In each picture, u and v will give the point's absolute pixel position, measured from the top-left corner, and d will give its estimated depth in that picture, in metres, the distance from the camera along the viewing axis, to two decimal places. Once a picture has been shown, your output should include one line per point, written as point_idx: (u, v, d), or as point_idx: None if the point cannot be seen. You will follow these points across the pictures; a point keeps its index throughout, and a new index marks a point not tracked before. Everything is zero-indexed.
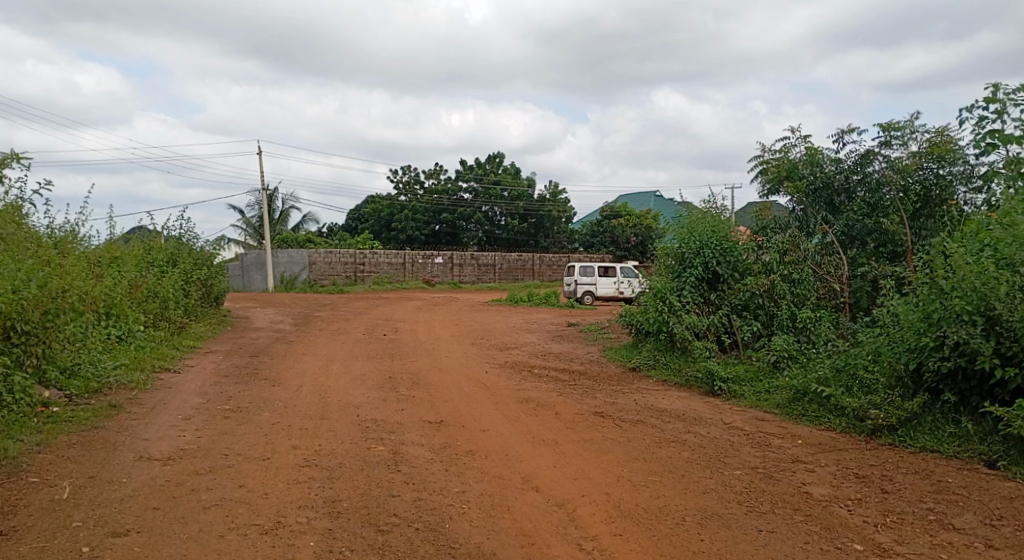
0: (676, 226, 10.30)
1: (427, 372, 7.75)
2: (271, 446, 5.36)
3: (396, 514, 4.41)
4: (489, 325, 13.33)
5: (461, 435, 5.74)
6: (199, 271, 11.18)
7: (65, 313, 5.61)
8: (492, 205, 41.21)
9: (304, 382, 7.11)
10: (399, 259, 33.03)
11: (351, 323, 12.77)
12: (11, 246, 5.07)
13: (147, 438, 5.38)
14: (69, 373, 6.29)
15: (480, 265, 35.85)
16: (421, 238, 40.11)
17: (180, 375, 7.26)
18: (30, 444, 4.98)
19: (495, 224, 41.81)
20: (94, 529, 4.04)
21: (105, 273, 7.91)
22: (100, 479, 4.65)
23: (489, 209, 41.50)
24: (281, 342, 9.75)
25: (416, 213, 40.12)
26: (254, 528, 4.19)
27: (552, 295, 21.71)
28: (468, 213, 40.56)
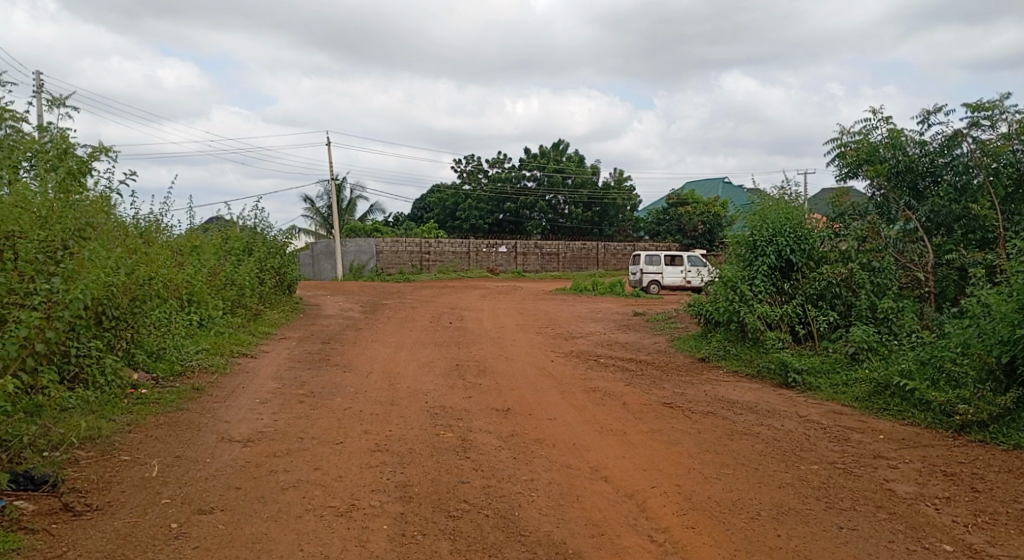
0: (747, 214, 10.03)
1: (494, 360, 7.80)
2: (343, 430, 5.49)
3: (466, 500, 4.46)
4: (554, 313, 13.31)
5: (529, 423, 5.76)
6: (273, 259, 11.56)
7: (151, 299, 5.88)
8: (555, 193, 41.07)
9: (375, 369, 7.26)
10: (462, 247, 33.34)
11: (418, 310, 12.96)
12: (101, 235, 5.31)
13: (228, 420, 5.58)
14: (156, 356, 6.57)
15: (544, 253, 36.12)
16: (485, 227, 40.53)
17: (257, 360, 7.51)
18: (122, 424, 5.23)
19: (558, 213, 41.69)
20: (182, 506, 4.24)
21: (187, 262, 8.24)
22: (186, 458, 4.86)
23: (553, 197, 41.22)
24: (351, 329, 9.98)
25: (480, 202, 40.56)
26: (330, 510, 4.30)
27: (618, 284, 21.53)
28: (531, 201, 40.73)
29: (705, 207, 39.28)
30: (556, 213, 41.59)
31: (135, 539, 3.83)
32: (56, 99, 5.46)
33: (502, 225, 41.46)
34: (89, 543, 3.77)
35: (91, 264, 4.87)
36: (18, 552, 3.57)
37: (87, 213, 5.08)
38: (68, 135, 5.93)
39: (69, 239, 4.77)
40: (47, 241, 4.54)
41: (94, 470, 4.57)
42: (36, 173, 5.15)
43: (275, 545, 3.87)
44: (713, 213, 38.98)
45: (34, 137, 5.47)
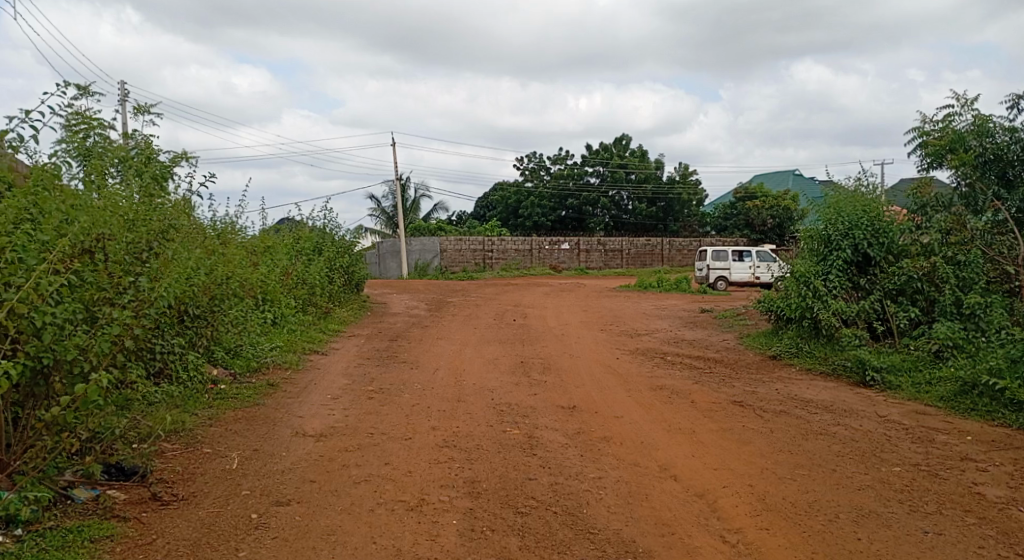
0: (820, 206, 9.80)
1: (559, 357, 7.79)
2: (412, 426, 5.58)
3: (534, 496, 4.47)
4: (620, 311, 13.21)
5: (595, 420, 5.72)
6: (342, 259, 11.85)
7: (229, 298, 6.13)
8: (620, 189, 40.92)
9: (441, 365, 7.36)
10: (525, 245, 33.39)
11: (482, 308, 13.08)
12: (184, 238, 5.56)
13: (301, 415, 5.76)
14: (234, 353, 6.82)
15: (608, 250, 35.81)
16: (548, 224, 40.50)
17: (328, 357, 7.71)
18: (204, 418, 5.46)
19: (621, 209, 41.52)
20: (261, 498, 4.40)
21: (261, 261, 8.50)
22: (264, 451, 5.03)
23: (616, 191, 40.95)
24: (417, 326, 10.14)
25: (542, 199, 40.63)
26: (401, 504, 4.38)
27: (684, 280, 21.21)
28: (594, 197, 40.35)
29: (774, 200, 38.08)
30: (619, 209, 41.43)
31: (218, 528, 4.02)
32: (140, 107, 5.71)
33: (564, 223, 41.27)
34: (176, 531, 3.97)
35: (172, 265, 5.10)
36: (110, 538, 3.82)
37: (169, 216, 5.31)
38: (152, 142, 6.19)
39: (154, 240, 5.00)
40: (135, 243, 4.77)
41: (180, 462, 4.80)
42: (124, 178, 5.40)
43: (349, 537, 3.97)
44: (783, 205, 37.68)
45: (121, 144, 5.74)
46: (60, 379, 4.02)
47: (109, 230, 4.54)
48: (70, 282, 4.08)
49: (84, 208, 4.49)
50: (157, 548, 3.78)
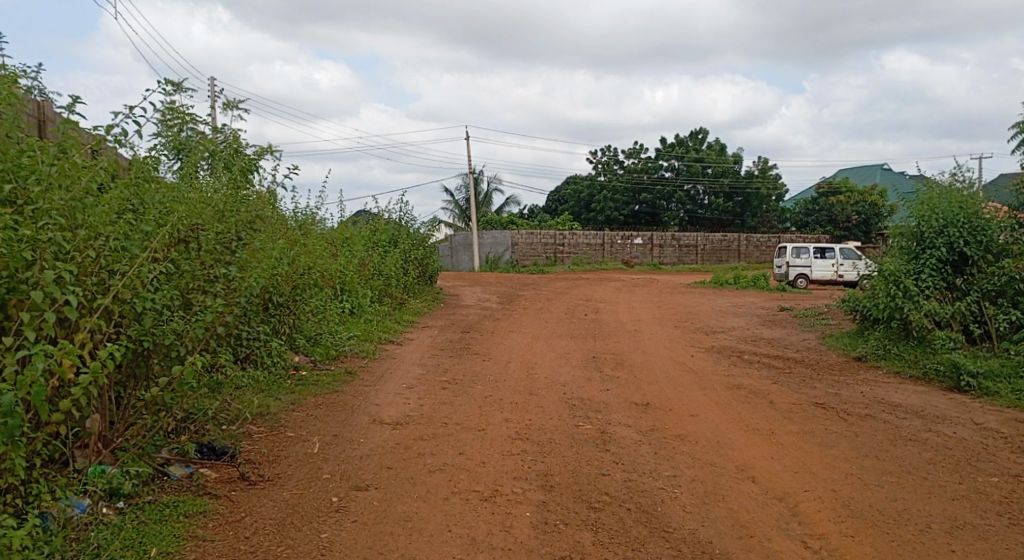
0: (910, 202, 9.31)
1: (631, 353, 7.72)
2: (485, 417, 5.63)
3: (608, 492, 4.44)
4: (695, 307, 12.98)
5: (669, 418, 5.65)
6: (416, 251, 12.07)
7: (309, 289, 6.35)
8: (695, 184, 40.29)
9: (513, 358, 7.40)
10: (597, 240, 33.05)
11: (553, 302, 13.07)
12: (269, 228, 5.79)
13: (377, 403, 5.89)
14: (314, 340, 7.02)
15: (682, 247, 35.31)
16: (621, 219, 40.03)
17: (403, 347, 7.87)
18: (287, 402, 5.66)
19: (698, 203, 40.81)
20: (340, 482, 4.53)
21: (340, 251, 8.72)
22: (343, 437, 5.17)
23: (691, 184, 40.17)
24: (489, 319, 10.23)
25: (615, 193, 40.28)
26: (475, 494, 4.43)
27: (762, 277, 20.67)
28: (667, 192, 39.91)
29: (860, 196, 37.81)
30: (695, 203, 40.71)
31: (302, 510, 4.17)
32: (229, 102, 5.93)
33: (638, 217, 40.72)
34: (263, 510, 4.16)
35: (259, 254, 5.35)
36: (203, 515, 4.04)
37: (256, 206, 5.52)
38: (239, 135, 6.41)
39: (242, 229, 5.20)
40: (224, 233, 4.98)
41: (265, 444, 4.99)
42: (214, 170, 5.63)
43: (425, 524, 4.04)
44: (870, 202, 37.64)
45: (211, 138, 5.97)
46: (159, 361, 4.31)
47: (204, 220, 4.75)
48: (166, 270, 4.30)
49: (182, 201, 4.80)
50: (245, 525, 3.97)
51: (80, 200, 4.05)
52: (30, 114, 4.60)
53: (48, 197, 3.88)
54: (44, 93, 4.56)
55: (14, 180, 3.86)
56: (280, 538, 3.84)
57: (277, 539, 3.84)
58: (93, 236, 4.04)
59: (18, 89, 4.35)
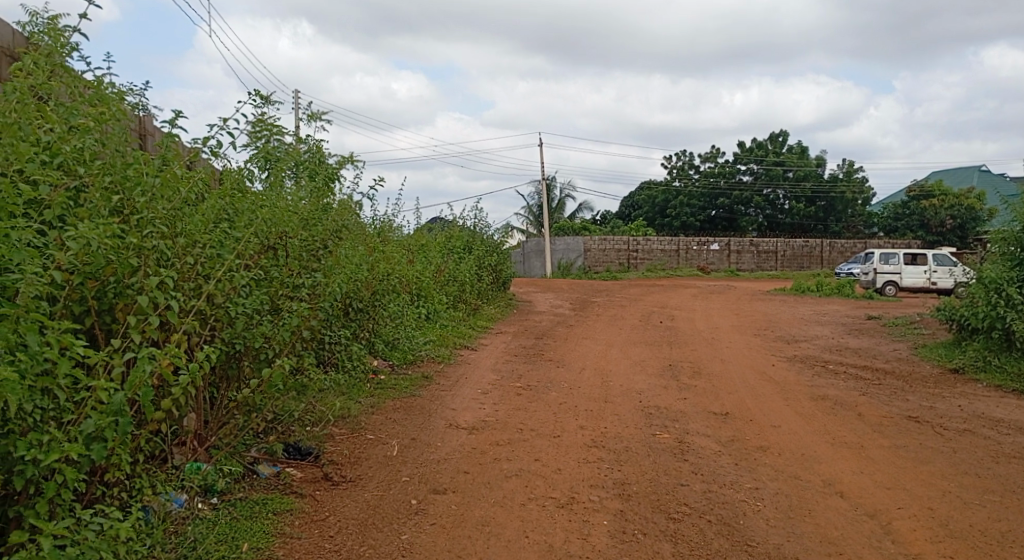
0: (1013, 205, 8.74)
1: (709, 362, 7.56)
2: (560, 424, 5.61)
3: (687, 503, 4.35)
4: (776, 315, 12.60)
5: (750, 428, 5.50)
6: (491, 257, 12.21)
7: (387, 294, 6.51)
8: (774, 188, 39.70)
9: (587, 365, 7.37)
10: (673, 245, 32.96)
11: (627, 309, 12.96)
12: (350, 234, 5.96)
13: (454, 407, 5.96)
14: (392, 345, 7.19)
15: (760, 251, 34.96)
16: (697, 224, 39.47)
17: (477, 352, 7.96)
18: (367, 406, 5.81)
19: (778, 208, 40.20)
20: (419, 485, 4.61)
21: (416, 258, 8.89)
22: (420, 440, 5.26)
23: (772, 189, 39.71)
24: (563, 325, 10.22)
25: (692, 198, 39.74)
26: (551, 500, 4.43)
27: (847, 283, 19.88)
28: (746, 197, 39.29)
29: (956, 198, 36.19)
30: (776, 207, 40.05)
31: (383, 511, 4.26)
32: (312, 113, 6.13)
33: (714, 222, 39.95)
34: (346, 510, 4.27)
35: (340, 260, 5.52)
36: (290, 512, 4.19)
37: (339, 215, 5.70)
38: (321, 145, 6.61)
39: (329, 238, 5.42)
40: (309, 241, 5.15)
41: (347, 446, 5.13)
42: (298, 180, 5.83)
43: (502, 529, 4.06)
44: (967, 204, 35.84)
45: (296, 147, 6.17)
46: (249, 363, 4.51)
47: (291, 227, 4.93)
48: (256, 276, 4.49)
49: (271, 210, 4.98)
50: (329, 524, 4.09)
51: (179, 210, 4.29)
52: (135, 129, 4.88)
53: (151, 207, 4.11)
54: (147, 109, 4.83)
55: (121, 192, 4.12)
56: (363, 538, 3.93)
57: (360, 539, 3.93)
58: (191, 243, 4.29)
59: (126, 106, 4.64)
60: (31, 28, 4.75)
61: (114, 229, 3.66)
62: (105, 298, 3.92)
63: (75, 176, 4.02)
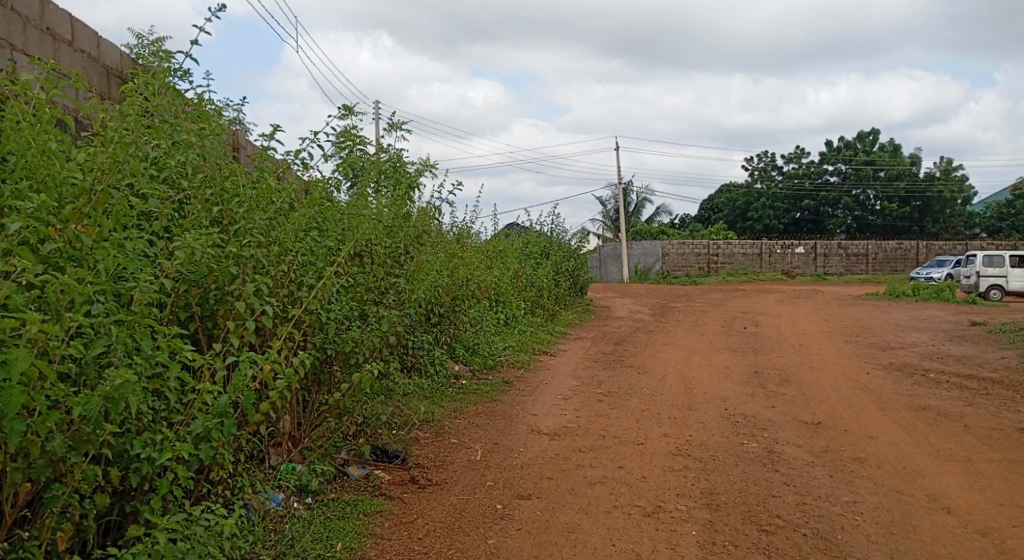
0: None
1: (798, 369, 7.30)
2: (643, 431, 5.53)
3: (780, 515, 4.20)
4: (869, 321, 12.06)
5: (845, 439, 5.28)
6: (568, 263, 12.23)
7: (468, 300, 6.60)
8: (863, 188, 38.71)
9: (669, 371, 7.25)
10: (754, 249, 32.26)
11: (708, 314, 12.70)
12: (431, 240, 6.06)
13: (535, 413, 5.96)
14: (473, 350, 7.29)
15: (848, 256, 34.04)
16: (781, 227, 38.72)
17: (557, 358, 7.96)
18: (449, 409, 5.92)
19: (865, 210, 39.13)
20: (504, 490, 4.61)
21: (495, 263, 8.97)
22: (503, 445, 5.28)
23: (861, 192, 38.79)
24: (642, 331, 10.10)
25: (775, 200, 38.87)
26: (637, 509, 4.36)
27: (944, 288, 18.88)
28: (834, 198, 38.40)
29: None
30: (865, 209, 39.04)
31: (470, 515, 4.28)
32: (395, 122, 6.27)
33: (798, 225, 39.17)
34: (434, 513, 4.32)
35: (422, 266, 5.63)
36: (380, 514, 4.27)
37: (421, 221, 5.80)
38: (403, 153, 6.75)
39: (411, 245, 5.52)
40: (393, 248, 5.27)
41: (432, 449, 5.21)
42: (385, 189, 5.98)
43: (589, 536, 4.02)
44: None
45: (378, 158, 6.33)
46: (340, 368, 4.63)
47: (376, 235, 5.05)
48: (345, 283, 4.61)
49: (355, 219, 5.11)
50: (418, 526, 4.14)
51: (275, 220, 4.46)
52: (232, 143, 5.12)
53: (248, 217, 4.28)
54: (244, 124, 5.06)
55: (221, 203, 4.31)
56: (451, 541, 3.97)
57: (448, 542, 3.97)
58: (284, 251, 4.44)
59: (224, 122, 4.89)
60: (138, 48, 5.18)
61: (216, 239, 3.83)
62: (207, 305, 4.11)
63: (180, 188, 4.24)
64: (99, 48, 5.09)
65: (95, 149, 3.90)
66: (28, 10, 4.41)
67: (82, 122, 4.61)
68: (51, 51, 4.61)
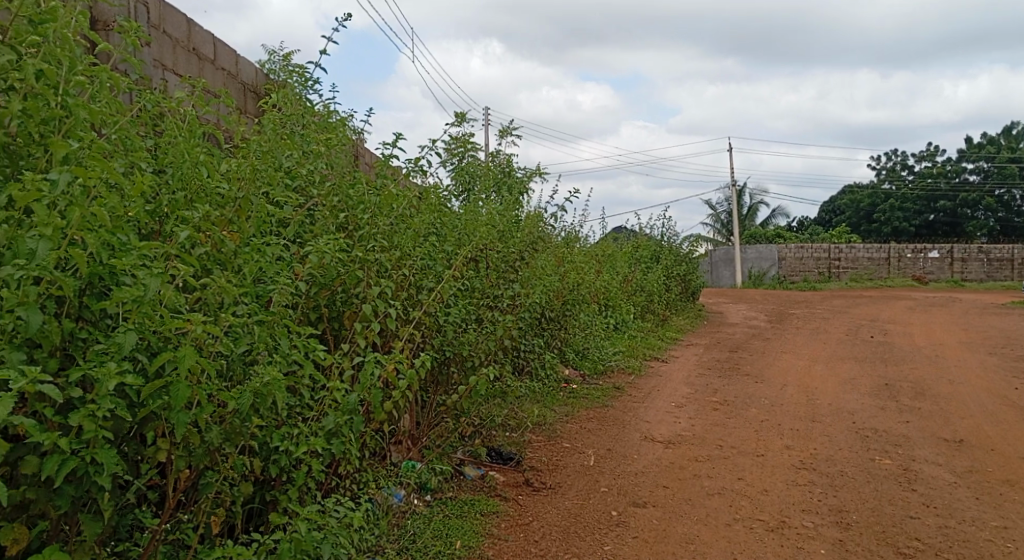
0: None
1: (935, 383, 6.80)
2: (764, 443, 5.32)
3: (919, 538, 3.92)
4: (1016, 332, 11.02)
5: (992, 459, 4.87)
6: (680, 267, 12.01)
7: (578, 304, 6.61)
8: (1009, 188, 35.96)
9: (789, 381, 6.95)
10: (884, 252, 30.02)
11: (831, 322, 12.08)
12: (542, 246, 6.12)
13: (648, 420, 5.87)
14: (582, 354, 7.30)
15: (989, 261, 31.63)
16: (911, 230, 36.47)
17: (669, 364, 7.81)
18: (561, 414, 5.95)
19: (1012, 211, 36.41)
20: (619, 496, 4.56)
21: (604, 267, 8.93)
22: (617, 452, 5.23)
23: (1006, 192, 36.19)
24: (758, 338, 9.75)
25: (906, 201, 36.66)
26: (760, 523, 4.18)
27: None
28: (974, 198, 35.92)
29: None
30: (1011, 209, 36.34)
31: (585, 520, 4.26)
32: (504, 129, 6.36)
33: (933, 227, 36.66)
34: (549, 516, 4.32)
35: (533, 272, 5.69)
36: (496, 514, 4.31)
37: (531, 227, 5.87)
38: (511, 159, 6.83)
39: (523, 250, 5.60)
40: (506, 253, 5.35)
41: (545, 453, 5.23)
42: (498, 195, 6.08)
43: (709, 548, 3.90)
44: None
45: (491, 164, 6.44)
46: (457, 370, 4.73)
47: (490, 240, 5.14)
48: (462, 287, 4.72)
49: (467, 225, 5.23)
50: (533, 529, 4.16)
51: (395, 226, 4.61)
52: (354, 152, 5.35)
53: (373, 222, 4.45)
54: (364, 133, 5.28)
55: (346, 210, 4.50)
56: (568, 545, 3.96)
57: (564, 546, 3.96)
58: (405, 254, 4.58)
59: (348, 131, 5.12)
60: (270, 64, 5.50)
61: (343, 243, 4.01)
62: (335, 307, 4.29)
63: (309, 196, 4.46)
64: (238, 66, 5.45)
65: (238, 160, 4.17)
66: (177, 32, 4.76)
67: (224, 134, 4.95)
68: (196, 70, 4.97)
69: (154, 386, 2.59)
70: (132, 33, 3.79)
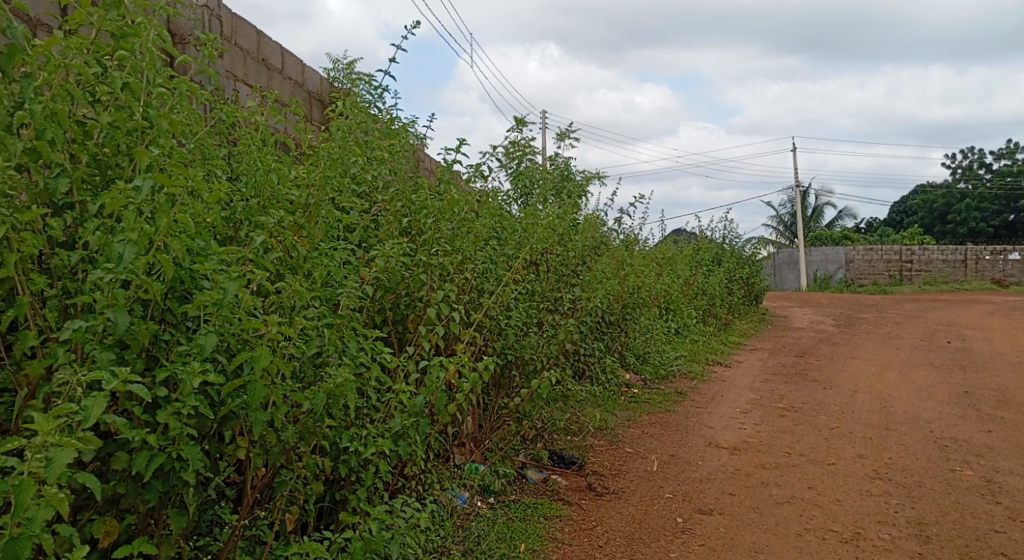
0: None
1: (1019, 391, 6.47)
2: (835, 451, 5.16)
3: (1006, 553, 3.73)
4: None
5: None
6: (743, 270, 11.78)
7: (637, 308, 6.56)
8: None
9: (860, 388, 6.72)
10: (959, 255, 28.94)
11: (904, 326, 11.64)
12: (601, 250, 6.09)
13: (712, 426, 5.77)
14: (643, 358, 7.23)
15: None
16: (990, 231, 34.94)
17: (732, 369, 7.66)
18: (623, 419, 5.90)
19: None
20: (684, 503, 4.49)
21: (665, 270, 8.83)
22: (681, 458, 5.15)
23: None
24: (825, 343, 9.47)
25: (983, 201, 35.20)
26: (832, 534, 4.05)
27: None
28: None
29: None
30: None
31: (650, 526, 4.21)
32: (561, 132, 6.36)
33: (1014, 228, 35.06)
34: (613, 522, 4.28)
35: (592, 275, 5.67)
36: (559, 518, 4.30)
37: (588, 230, 5.84)
38: (568, 162, 6.83)
39: (582, 254, 5.59)
40: (565, 257, 5.35)
41: (607, 457, 5.19)
42: (558, 199, 6.08)
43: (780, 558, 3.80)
44: None
45: (550, 169, 6.45)
46: (519, 374, 4.74)
47: (550, 244, 5.14)
48: (523, 291, 4.74)
49: (524, 229, 5.25)
50: (597, 534, 4.13)
51: (457, 231, 4.66)
52: (415, 157, 5.43)
53: (434, 227, 4.51)
54: (425, 139, 5.36)
55: (409, 215, 4.57)
56: (633, 551, 3.92)
57: (629, 552, 3.92)
58: (468, 258, 4.62)
59: (410, 137, 5.20)
60: (335, 73, 5.64)
61: (407, 248, 4.07)
62: (401, 310, 4.36)
63: (373, 202, 4.55)
64: (304, 75, 5.61)
65: (309, 166, 4.28)
66: (248, 43, 4.93)
67: (294, 142, 5.09)
68: (266, 80, 5.12)
69: (233, 386, 2.67)
70: (207, 45, 3.93)
